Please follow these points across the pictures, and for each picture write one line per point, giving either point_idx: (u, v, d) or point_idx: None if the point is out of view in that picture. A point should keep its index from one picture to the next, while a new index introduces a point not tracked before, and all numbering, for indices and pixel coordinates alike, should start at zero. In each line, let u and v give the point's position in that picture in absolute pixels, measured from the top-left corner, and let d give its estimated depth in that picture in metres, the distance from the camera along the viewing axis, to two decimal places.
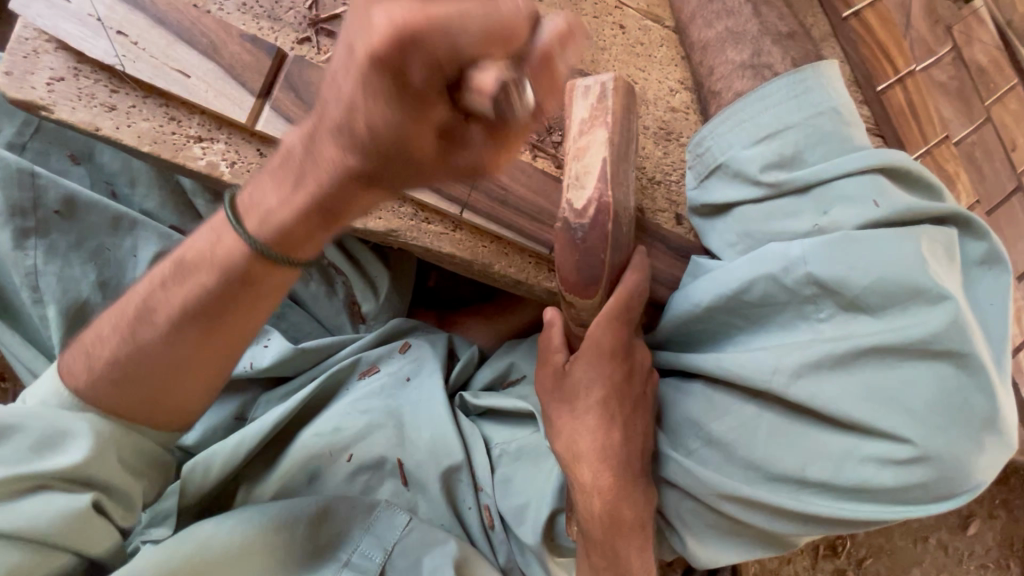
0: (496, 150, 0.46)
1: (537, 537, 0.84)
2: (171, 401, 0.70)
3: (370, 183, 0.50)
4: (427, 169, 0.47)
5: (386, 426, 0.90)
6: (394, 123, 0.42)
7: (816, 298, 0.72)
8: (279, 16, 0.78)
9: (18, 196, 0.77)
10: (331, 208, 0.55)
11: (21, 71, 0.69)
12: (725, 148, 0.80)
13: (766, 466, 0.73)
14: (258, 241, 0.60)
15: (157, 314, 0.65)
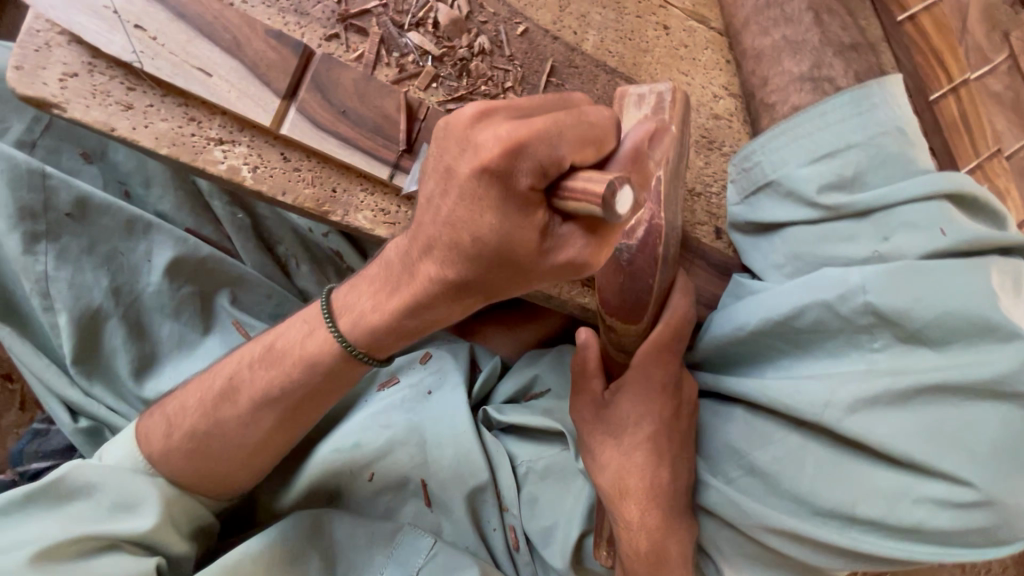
0: (594, 246, 0.52)
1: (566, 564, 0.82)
2: (237, 471, 0.75)
3: (469, 291, 0.56)
4: (523, 274, 0.53)
5: (409, 443, 0.88)
6: (501, 228, 0.49)
7: (874, 327, 0.68)
8: (306, 11, 0.73)
9: (27, 198, 0.73)
10: (429, 316, 0.61)
11: (32, 66, 0.65)
12: (777, 165, 0.77)
13: (813, 502, 0.69)
14: (358, 340, 0.67)
15: (241, 395, 0.72)
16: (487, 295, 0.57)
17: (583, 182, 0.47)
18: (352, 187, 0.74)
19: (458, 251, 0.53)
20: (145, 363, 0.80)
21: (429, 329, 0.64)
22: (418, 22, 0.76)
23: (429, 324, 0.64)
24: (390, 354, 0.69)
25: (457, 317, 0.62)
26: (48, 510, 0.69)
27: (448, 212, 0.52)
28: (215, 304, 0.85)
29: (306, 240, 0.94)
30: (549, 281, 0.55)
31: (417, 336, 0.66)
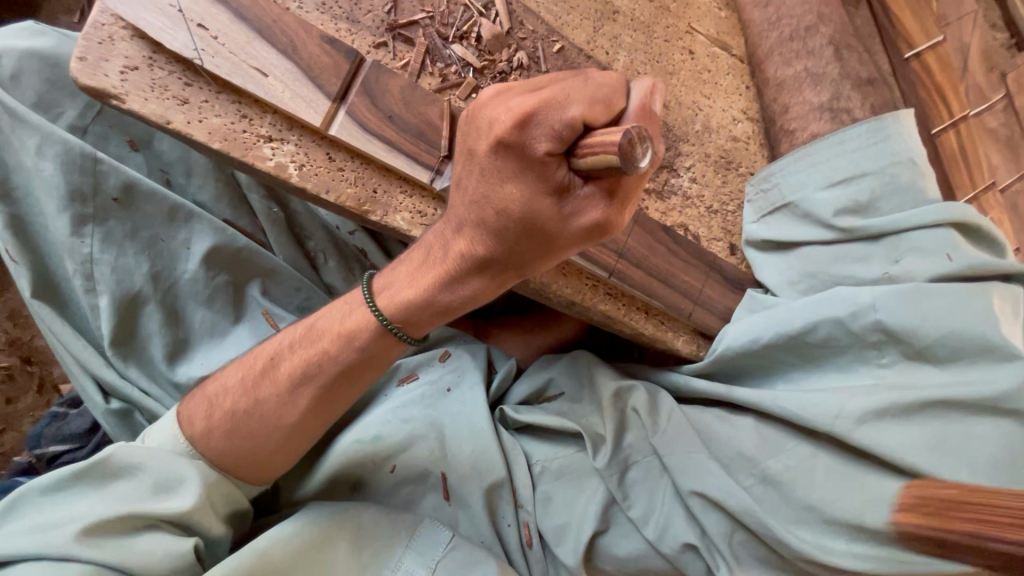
0: (615, 207, 0.55)
1: (578, 562, 0.83)
2: (268, 453, 0.76)
3: (500, 264, 0.61)
4: (551, 243, 0.57)
5: (429, 438, 0.89)
6: (524, 199, 0.54)
7: (881, 345, 0.73)
8: (357, 19, 0.77)
9: (78, 181, 0.75)
10: (466, 290, 0.65)
11: (95, 58, 0.67)
12: (796, 187, 0.82)
13: (825, 509, 0.73)
14: (394, 315, 0.70)
15: (281, 371, 0.74)
16: (515, 268, 0.61)
17: (599, 138, 0.50)
18: (392, 189, 0.77)
19: (487, 225, 0.57)
20: (178, 348, 0.83)
21: (464, 305, 0.68)
22: (462, 35, 0.80)
23: (464, 301, 0.67)
24: (426, 330, 0.72)
25: (492, 291, 0.66)
26: (93, 488, 0.69)
27: (474, 188, 0.56)
28: (246, 294, 0.88)
29: (337, 238, 0.98)
30: (574, 246, 0.58)
31: (453, 314, 0.69)
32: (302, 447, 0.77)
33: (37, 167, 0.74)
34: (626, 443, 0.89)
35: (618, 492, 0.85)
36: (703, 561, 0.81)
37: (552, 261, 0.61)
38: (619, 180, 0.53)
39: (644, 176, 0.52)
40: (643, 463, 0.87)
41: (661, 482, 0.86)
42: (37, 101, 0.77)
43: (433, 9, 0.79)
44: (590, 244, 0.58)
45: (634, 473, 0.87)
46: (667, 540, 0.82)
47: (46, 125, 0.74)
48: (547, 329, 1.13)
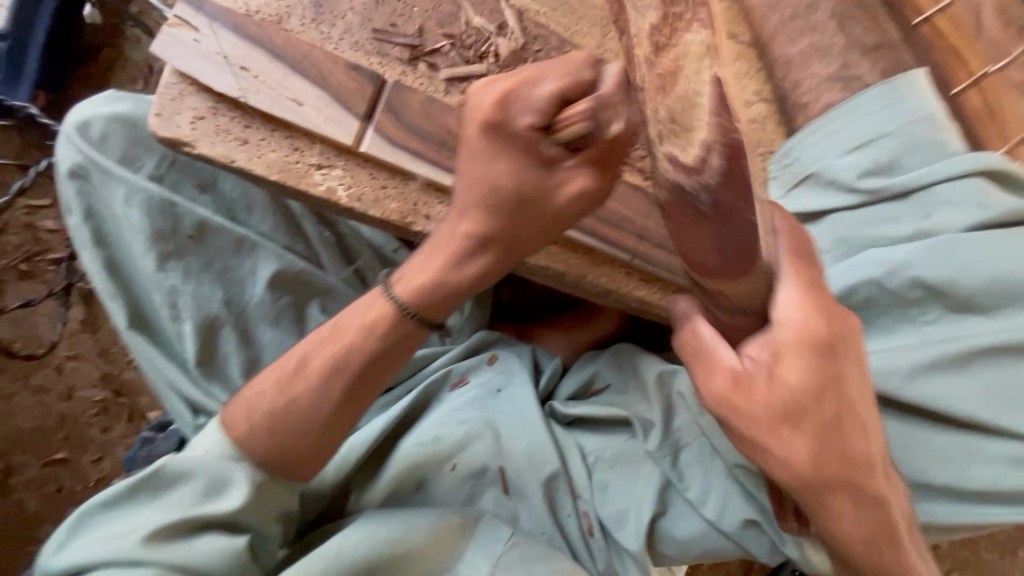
0: (598, 174, 0.64)
1: (641, 546, 0.85)
2: (307, 447, 0.81)
3: (503, 238, 0.68)
4: (548, 212, 0.65)
5: (484, 436, 0.94)
6: (516, 172, 0.63)
7: (927, 300, 0.73)
8: (386, 52, 0.84)
9: (160, 223, 0.85)
10: (473, 269, 0.71)
11: (169, 112, 0.77)
12: (814, 158, 0.83)
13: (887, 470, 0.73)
14: (410, 302, 0.75)
15: (311, 368, 0.79)
16: (517, 241, 0.69)
17: (573, 112, 0.59)
18: (430, 202, 0.83)
19: (486, 202, 0.65)
20: (253, 366, 0.91)
21: (475, 285, 0.74)
22: (482, 55, 0.87)
23: (474, 282, 0.73)
24: (442, 316, 0.77)
25: (498, 269, 0.72)
26: (150, 498, 0.76)
27: (470, 169, 0.65)
28: (307, 313, 0.96)
29: (382, 255, 1.05)
30: (569, 215, 0.66)
31: (463, 295, 0.75)
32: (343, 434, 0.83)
33: (126, 214, 0.84)
34: (676, 425, 0.92)
35: (672, 472, 0.88)
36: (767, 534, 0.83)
37: (553, 234, 0.68)
38: (599, 148, 0.63)
39: (618, 139, 0.61)
40: (697, 443, 0.90)
41: (715, 461, 0.88)
42: (122, 157, 0.86)
43: (454, 35, 0.87)
44: (584, 213, 0.67)
45: (687, 455, 0.89)
46: (727, 515, 0.84)
47: (132, 177, 0.83)
48: (588, 326, 1.18)
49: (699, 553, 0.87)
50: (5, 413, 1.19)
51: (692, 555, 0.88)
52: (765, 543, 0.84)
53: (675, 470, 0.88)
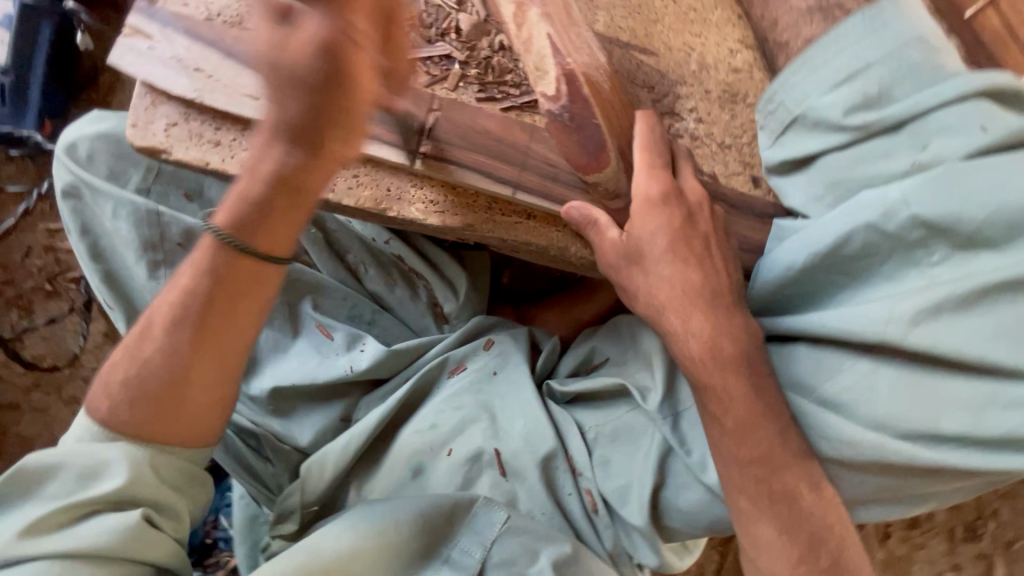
0: (330, 10, 0.54)
1: (645, 519, 0.87)
2: (167, 404, 0.68)
3: (287, 120, 0.61)
4: (304, 77, 0.56)
5: (481, 420, 0.94)
6: (271, 32, 0.56)
7: (929, 239, 0.69)
8: None
9: (148, 233, 0.88)
10: (276, 170, 0.64)
11: (143, 122, 0.79)
12: (799, 100, 0.80)
13: (895, 424, 0.69)
14: (225, 230, 0.65)
15: (155, 325, 0.68)
16: (300, 123, 0.60)
17: None
18: (404, 185, 0.83)
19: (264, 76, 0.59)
20: (250, 365, 0.96)
21: (289, 197, 0.65)
22: (443, 33, 0.86)
23: (282, 184, 0.64)
24: (273, 238, 0.67)
25: (299, 175, 0.64)
26: (18, 497, 0.66)
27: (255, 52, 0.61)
28: (300, 311, 1.01)
29: (374, 250, 1.08)
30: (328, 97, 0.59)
31: (277, 205, 0.65)
32: (207, 387, 0.69)
33: (115, 227, 0.87)
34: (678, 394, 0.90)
35: (672, 438, 0.87)
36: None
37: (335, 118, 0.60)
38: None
39: None
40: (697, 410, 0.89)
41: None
42: (108, 173, 0.89)
43: (414, 16, 0.86)
44: (347, 76, 0.57)
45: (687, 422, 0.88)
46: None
47: (116, 191, 0.87)
48: (586, 303, 1.17)
49: (704, 523, 0.87)
50: (42, 425, 1.12)
51: (697, 525, 0.88)
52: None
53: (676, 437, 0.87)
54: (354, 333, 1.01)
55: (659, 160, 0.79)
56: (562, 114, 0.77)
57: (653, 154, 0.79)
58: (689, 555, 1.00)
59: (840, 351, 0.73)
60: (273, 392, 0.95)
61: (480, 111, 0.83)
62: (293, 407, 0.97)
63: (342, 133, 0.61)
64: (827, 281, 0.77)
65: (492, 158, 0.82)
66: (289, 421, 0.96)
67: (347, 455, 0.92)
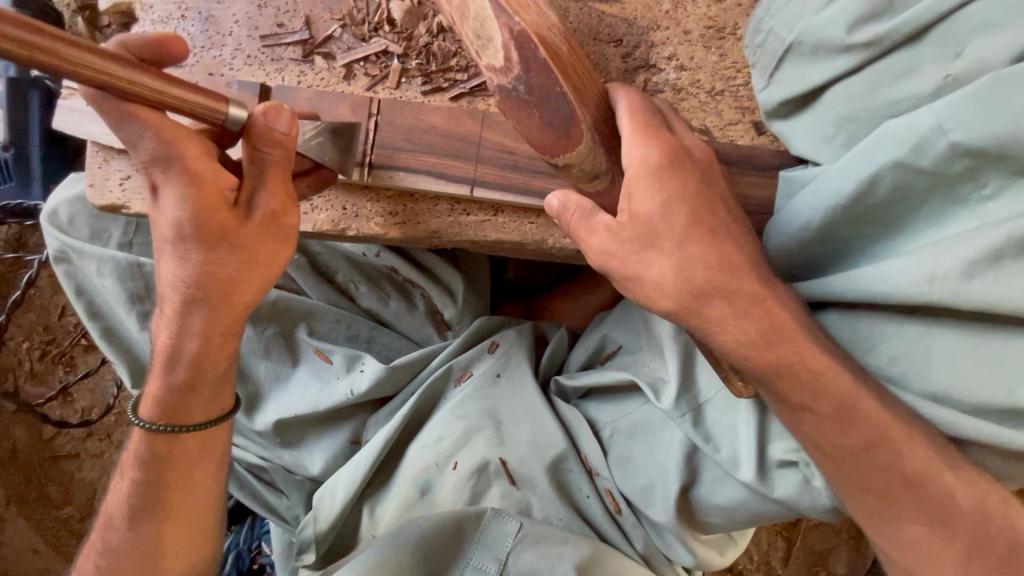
0: (272, 184, 0.66)
1: (671, 519, 0.78)
2: (168, 530, 0.76)
3: (192, 294, 0.68)
4: (218, 228, 0.65)
5: (485, 428, 0.89)
6: (189, 207, 0.63)
7: (976, 171, 0.54)
8: (280, 57, 0.79)
9: (133, 286, 0.88)
10: (191, 347, 0.71)
11: (99, 181, 0.79)
12: (792, 24, 0.67)
13: (960, 397, 0.57)
14: (155, 414, 0.73)
15: (139, 470, 0.75)
16: (212, 290, 0.68)
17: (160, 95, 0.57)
18: (359, 200, 0.78)
19: (181, 254, 0.66)
20: (254, 400, 0.97)
21: (201, 350, 0.71)
22: (376, 27, 0.79)
23: (193, 361, 0.72)
24: (191, 415, 0.75)
25: (229, 329, 0.72)
26: None
27: (168, 214, 0.63)
28: (297, 338, 0.99)
29: (361, 264, 1.04)
30: (254, 196, 0.66)
31: (195, 380, 0.73)
32: (196, 509, 0.77)
33: (103, 285, 0.88)
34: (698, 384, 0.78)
35: (696, 436, 0.76)
36: (803, 477, 0.71)
37: (276, 250, 0.70)
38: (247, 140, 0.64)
39: (259, 121, 0.63)
40: (720, 398, 0.77)
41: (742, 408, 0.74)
42: (90, 233, 0.90)
43: (343, 15, 0.79)
44: (239, 225, 0.66)
45: (711, 412, 0.77)
46: (771, 482, 0.71)
47: (98, 250, 0.88)
48: (594, 289, 1.09)
49: (745, 518, 0.77)
50: (100, 470, 1.22)
51: (738, 520, 0.78)
52: (802, 496, 0.71)
53: (699, 431, 0.76)
54: (351, 354, 0.99)
55: (650, 119, 0.61)
56: (518, 87, 0.58)
57: (641, 115, 0.61)
58: (734, 547, 0.90)
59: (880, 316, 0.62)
60: (278, 424, 0.95)
61: (425, 106, 0.76)
62: (302, 436, 0.97)
63: (243, 288, 0.69)
64: (853, 236, 0.63)
65: (446, 156, 0.75)
66: (299, 452, 0.96)
67: (356, 480, 0.89)
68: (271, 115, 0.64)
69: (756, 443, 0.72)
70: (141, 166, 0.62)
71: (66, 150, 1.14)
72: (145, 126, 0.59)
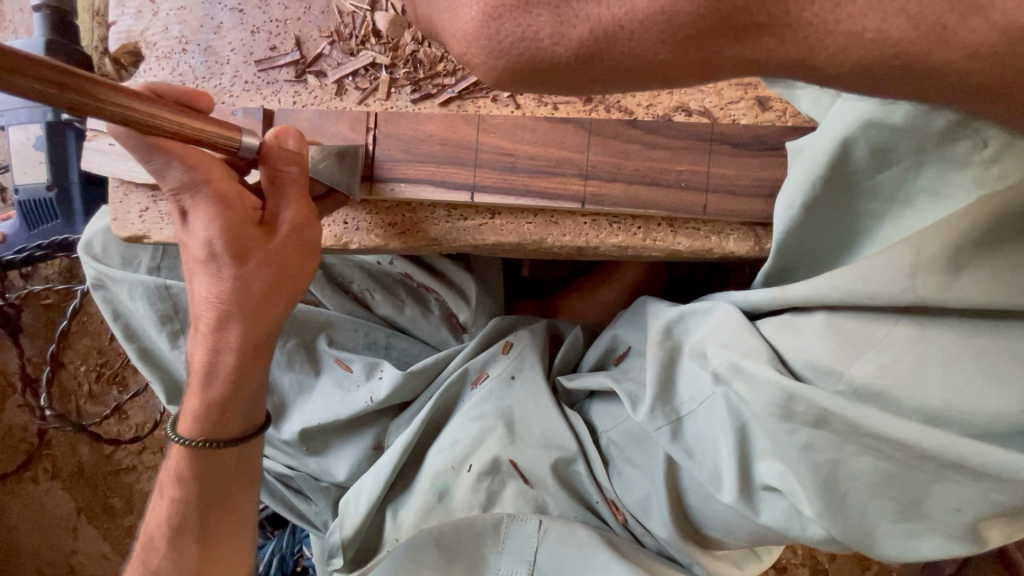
0: (293, 202, 0.67)
1: (671, 532, 0.77)
2: (210, 544, 0.75)
3: (229, 309, 0.68)
4: (248, 243, 0.66)
5: (497, 429, 0.89)
6: (216, 224, 0.64)
7: (963, 126, 0.49)
8: (275, 79, 0.81)
9: (162, 308, 0.93)
10: (228, 365, 0.71)
11: (122, 214, 0.84)
12: None
13: (966, 417, 0.48)
14: (195, 432, 0.73)
15: (175, 486, 0.75)
16: (248, 302, 0.67)
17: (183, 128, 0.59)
18: (358, 214, 0.79)
19: (213, 272, 0.66)
20: (280, 411, 1.01)
21: (237, 363, 0.71)
22: (363, 40, 0.79)
23: (232, 376, 0.71)
24: (232, 429, 0.74)
25: (264, 344, 0.72)
26: None
27: (196, 237, 0.65)
28: (318, 349, 1.02)
29: (374, 273, 1.06)
30: (277, 212, 0.67)
31: (235, 397, 0.72)
32: (234, 523, 0.77)
33: (136, 308, 0.94)
34: (678, 397, 0.66)
35: (676, 449, 0.67)
36: (789, 503, 0.59)
37: (305, 263, 0.70)
38: (262, 166, 0.66)
39: (275, 145, 0.66)
40: (704, 411, 0.64)
41: (722, 425, 0.61)
42: (122, 260, 0.95)
43: (332, 31, 0.80)
44: (266, 241, 0.67)
45: (692, 426, 0.65)
46: (757, 505, 0.61)
47: (128, 275, 0.93)
48: (610, 282, 1.07)
49: (744, 535, 0.74)
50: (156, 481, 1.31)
51: (737, 536, 0.75)
52: (794, 524, 0.59)
53: (679, 444, 0.67)
54: (370, 362, 1.01)
55: None
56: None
57: None
58: (757, 562, 0.86)
59: (873, 313, 0.55)
60: (304, 432, 0.99)
61: (418, 115, 0.76)
62: (327, 443, 1.00)
63: (277, 300, 0.69)
64: (848, 216, 0.59)
65: (442, 164, 0.75)
66: (326, 459, 1.00)
67: (378, 485, 0.92)
68: (282, 137, 0.66)
69: (734, 468, 0.60)
70: (170, 194, 0.64)
71: (103, 191, 1.22)
72: (161, 160, 0.62)
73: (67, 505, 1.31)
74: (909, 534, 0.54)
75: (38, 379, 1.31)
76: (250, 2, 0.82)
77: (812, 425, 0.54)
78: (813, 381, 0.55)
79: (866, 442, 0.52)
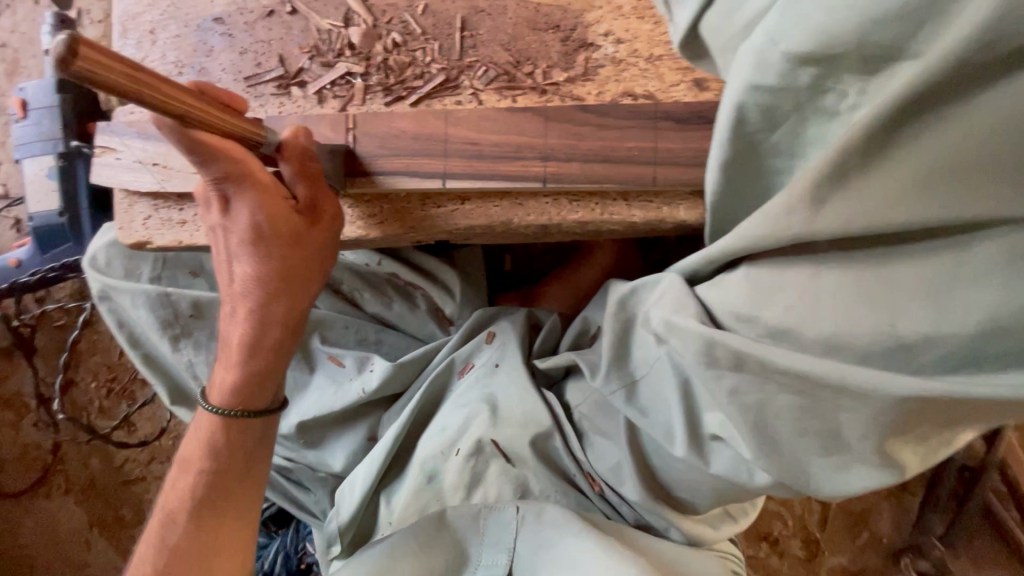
0: (322, 193, 0.77)
1: (642, 496, 0.81)
2: (222, 517, 0.80)
3: (272, 287, 0.74)
4: (292, 227, 0.73)
5: (482, 412, 0.93)
6: (260, 211, 0.69)
7: (824, 79, 0.54)
8: (262, 93, 0.90)
9: (163, 313, 1.00)
10: (273, 338, 0.77)
11: (127, 223, 0.92)
12: None
13: (848, 342, 0.53)
14: (232, 402, 0.78)
15: (187, 465, 0.81)
16: (286, 280, 0.75)
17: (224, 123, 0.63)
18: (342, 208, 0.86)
19: (257, 254, 0.72)
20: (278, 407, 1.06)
21: (280, 337, 0.78)
22: (339, 52, 0.88)
23: (270, 350, 0.78)
24: (269, 397, 0.81)
25: (297, 320, 0.79)
26: None
27: (240, 222, 0.71)
28: (311, 347, 1.08)
29: (361, 272, 1.12)
30: (317, 202, 0.75)
31: (275, 369, 0.79)
32: (241, 497, 0.81)
33: (138, 315, 1.00)
34: (634, 361, 0.72)
35: (631, 410, 0.73)
36: (734, 452, 0.65)
37: (330, 247, 0.78)
38: (292, 160, 0.73)
39: (301, 141, 0.74)
40: (656, 373, 0.70)
41: (669, 384, 0.67)
42: (124, 272, 1.02)
43: (311, 47, 0.89)
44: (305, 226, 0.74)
45: (645, 388, 0.71)
46: (707, 456, 0.68)
47: (130, 285, 0.99)
48: (586, 268, 1.14)
49: (710, 494, 0.78)
50: None
51: (703, 495, 0.79)
52: (742, 471, 0.65)
53: (635, 406, 0.73)
54: (361, 357, 1.06)
55: None
56: None
57: None
58: (732, 524, 0.90)
59: (778, 257, 0.60)
60: (300, 425, 1.04)
61: (392, 114, 0.83)
62: (323, 436, 1.05)
63: (310, 278, 0.77)
64: (758, 172, 0.62)
65: (416, 156, 0.82)
66: (322, 451, 1.05)
67: (369, 475, 0.96)
68: (299, 135, 0.74)
69: (683, 423, 0.67)
70: (214, 184, 0.67)
71: (111, 215, 1.30)
72: None
73: (80, 519, 1.36)
74: (840, 466, 0.58)
75: (51, 398, 1.37)
76: (238, 27, 0.91)
77: (733, 369, 0.59)
78: (734, 328, 0.60)
79: (779, 379, 0.56)
